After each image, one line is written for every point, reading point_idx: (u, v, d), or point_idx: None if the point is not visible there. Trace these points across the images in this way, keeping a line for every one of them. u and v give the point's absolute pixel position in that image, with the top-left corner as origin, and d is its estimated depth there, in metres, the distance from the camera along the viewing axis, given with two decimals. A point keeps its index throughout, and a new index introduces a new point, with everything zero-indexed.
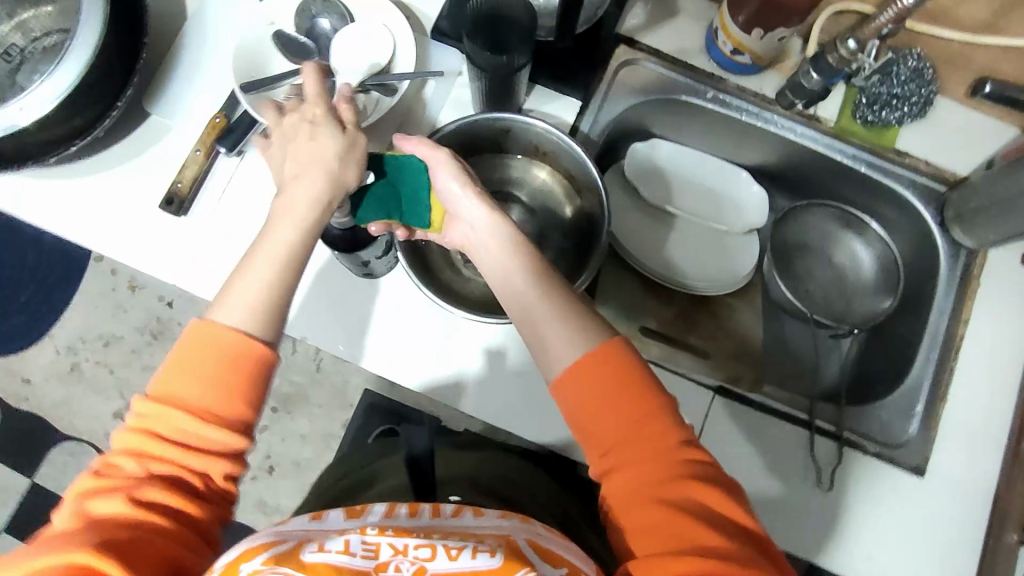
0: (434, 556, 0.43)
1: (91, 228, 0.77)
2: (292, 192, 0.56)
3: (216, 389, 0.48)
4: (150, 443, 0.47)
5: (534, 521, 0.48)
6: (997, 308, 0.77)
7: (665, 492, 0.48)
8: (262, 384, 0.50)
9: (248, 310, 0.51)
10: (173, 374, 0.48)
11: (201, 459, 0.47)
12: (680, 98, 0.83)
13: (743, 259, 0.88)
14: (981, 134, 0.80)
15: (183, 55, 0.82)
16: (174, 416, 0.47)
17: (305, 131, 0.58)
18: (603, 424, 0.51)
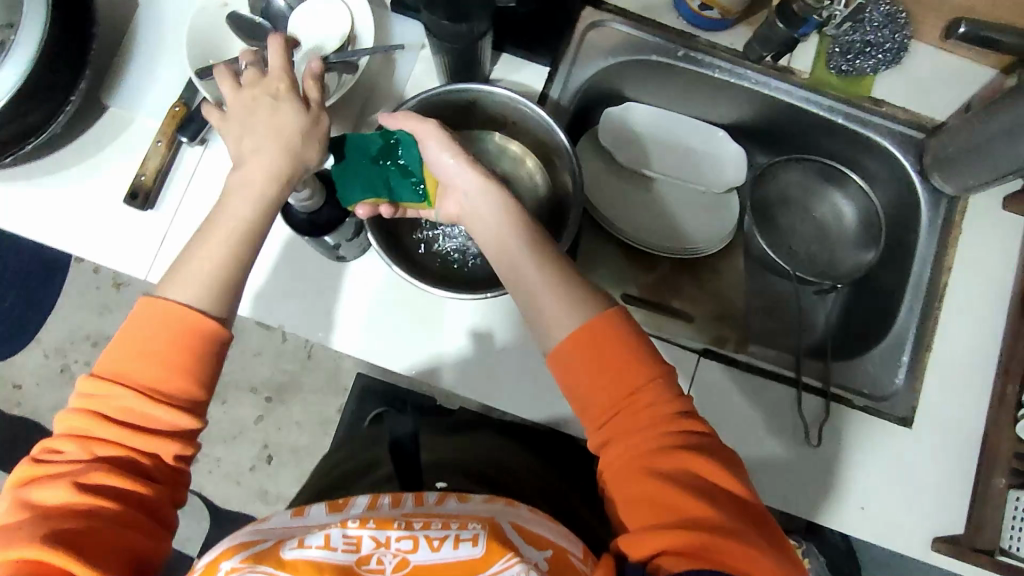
0: (416, 548, 0.42)
1: (55, 228, 0.73)
2: (251, 168, 0.54)
3: (161, 367, 0.47)
4: (95, 425, 0.46)
5: (518, 505, 0.47)
6: (978, 254, 0.77)
7: (658, 462, 0.47)
8: (212, 362, 0.49)
9: (197, 287, 0.50)
10: (119, 353, 0.47)
11: (148, 440, 0.46)
12: (651, 58, 0.80)
13: (724, 218, 0.87)
14: (954, 78, 0.80)
15: (136, 42, 0.78)
16: (118, 394, 0.46)
17: (265, 104, 0.55)
18: (597, 394, 0.50)
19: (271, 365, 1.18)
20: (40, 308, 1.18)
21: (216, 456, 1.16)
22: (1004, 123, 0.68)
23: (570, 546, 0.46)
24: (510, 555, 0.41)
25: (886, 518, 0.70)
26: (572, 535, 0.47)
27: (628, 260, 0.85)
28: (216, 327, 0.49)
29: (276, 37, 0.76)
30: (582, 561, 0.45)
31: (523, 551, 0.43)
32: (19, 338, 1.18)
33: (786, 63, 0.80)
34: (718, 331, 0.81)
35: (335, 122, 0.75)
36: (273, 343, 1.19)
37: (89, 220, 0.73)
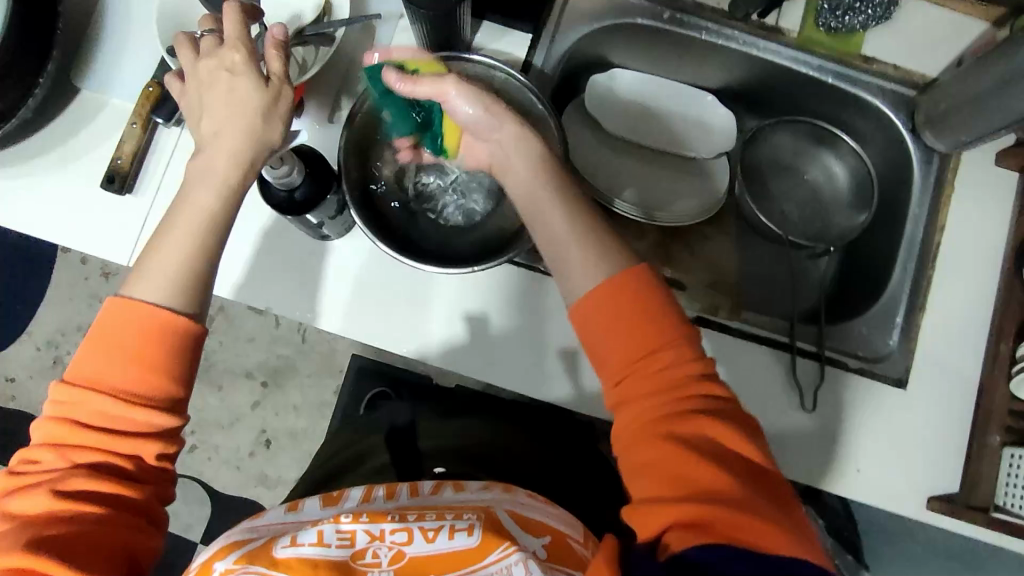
0: (411, 539, 0.43)
1: (33, 216, 0.71)
2: (215, 153, 0.52)
3: (131, 369, 0.45)
4: (69, 432, 0.45)
5: (516, 492, 0.49)
6: (971, 211, 0.76)
7: (672, 428, 0.45)
8: (187, 357, 0.48)
9: (164, 283, 0.48)
10: (88, 356, 0.46)
11: (127, 443, 0.45)
12: (636, 21, 0.78)
13: (714, 184, 0.85)
14: (944, 35, 0.78)
15: (107, 22, 0.76)
16: (91, 400, 0.45)
17: (221, 79, 0.52)
18: (612, 353, 0.48)
19: (265, 350, 1.17)
20: (28, 300, 1.17)
21: (214, 443, 1.16)
22: (995, 77, 0.67)
23: (570, 531, 0.47)
24: (505, 547, 0.42)
25: (883, 480, 0.70)
26: (573, 520, 0.49)
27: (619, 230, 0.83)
28: (190, 325, 0.48)
29: None
30: (582, 544, 0.47)
31: (520, 540, 0.44)
32: (9, 331, 1.17)
33: (774, 22, 0.78)
34: (711, 296, 0.79)
35: (315, 99, 0.73)
36: (266, 327, 1.18)
37: (69, 207, 0.72)
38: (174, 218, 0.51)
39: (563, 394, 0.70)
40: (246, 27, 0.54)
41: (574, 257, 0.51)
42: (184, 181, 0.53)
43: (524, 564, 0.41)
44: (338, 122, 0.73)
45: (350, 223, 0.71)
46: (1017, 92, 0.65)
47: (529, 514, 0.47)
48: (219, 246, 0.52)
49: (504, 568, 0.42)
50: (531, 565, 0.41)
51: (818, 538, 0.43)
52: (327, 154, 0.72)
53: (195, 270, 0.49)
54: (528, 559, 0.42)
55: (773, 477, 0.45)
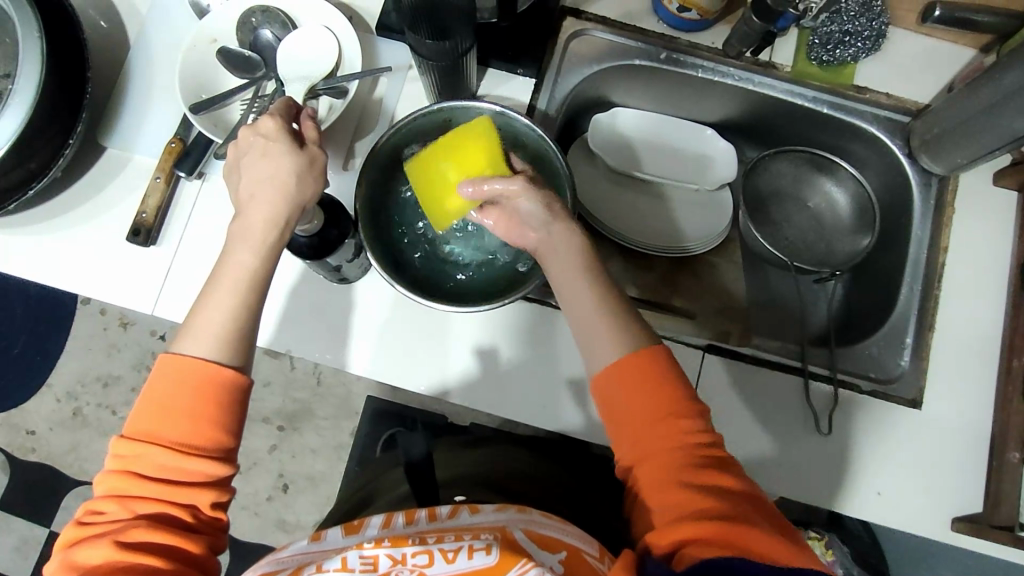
0: (431, 562, 0.44)
1: (62, 271, 0.74)
2: (252, 214, 0.53)
3: (184, 419, 0.47)
4: (129, 484, 0.46)
5: (530, 510, 0.50)
6: (974, 230, 0.78)
7: (687, 475, 0.48)
8: (237, 408, 0.49)
9: (212, 339, 0.50)
10: (148, 410, 0.47)
11: (186, 492, 0.47)
12: (635, 63, 0.81)
13: (717, 215, 0.88)
14: (935, 61, 0.80)
15: (128, 83, 0.79)
16: (150, 453, 0.46)
17: (256, 145, 0.54)
18: (629, 411, 0.51)
19: (282, 394, 1.18)
20: (48, 352, 1.19)
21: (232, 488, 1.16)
22: (987, 99, 0.69)
23: (586, 546, 0.49)
24: (528, 565, 0.44)
25: (901, 502, 0.70)
26: (585, 534, 0.51)
27: (628, 262, 0.86)
28: (242, 377, 0.49)
29: (266, 68, 0.76)
30: (598, 559, 0.49)
31: (536, 557, 0.45)
32: (30, 383, 1.19)
33: (767, 58, 0.80)
34: (721, 323, 0.81)
35: (329, 147, 0.76)
36: (281, 371, 1.19)
37: (97, 260, 0.75)
38: (219, 277, 0.53)
39: (579, 427, 0.71)
40: (289, 108, 0.57)
41: (597, 333, 0.54)
42: (223, 246, 0.55)
43: None
44: (352, 169, 0.76)
45: (368, 265, 0.73)
46: (1008, 115, 0.67)
47: (543, 530, 0.48)
48: (259, 305, 0.53)
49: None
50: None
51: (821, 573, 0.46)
52: (343, 199, 0.75)
53: (245, 324, 0.52)
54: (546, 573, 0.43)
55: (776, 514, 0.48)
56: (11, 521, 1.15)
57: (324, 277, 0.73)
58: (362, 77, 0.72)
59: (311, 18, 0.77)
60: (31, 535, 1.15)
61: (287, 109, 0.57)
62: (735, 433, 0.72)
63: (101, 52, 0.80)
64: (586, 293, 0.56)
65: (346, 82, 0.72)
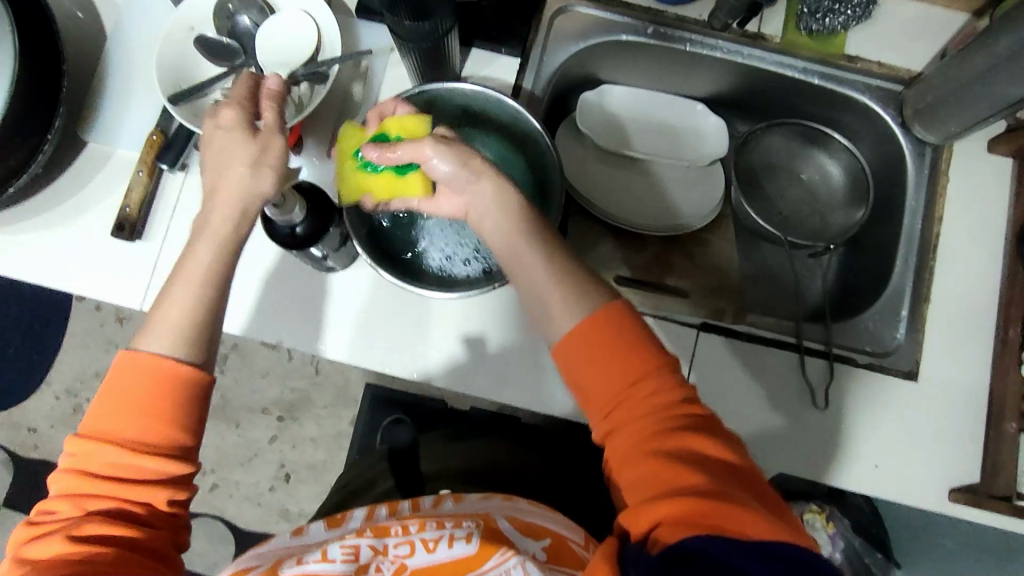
0: (412, 552, 0.47)
1: (49, 269, 0.74)
2: (214, 204, 0.52)
3: (136, 416, 0.47)
4: (82, 481, 0.46)
5: (517, 499, 0.52)
6: (968, 199, 0.77)
7: (663, 445, 0.45)
8: (192, 405, 0.49)
9: (172, 334, 0.49)
10: (100, 410, 0.47)
11: (138, 490, 0.46)
12: (622, 38, 0.79)
13: (710, 190, 0.86)
14: (927, 28, 0.79)
15: (108, 75, 0.78)
16: (103, 451, 0.46)
17: (213, 137, 0.52)
18: (599, 377, 0.47)
19: (280, 385, 1.18)
20: (45, 350, 1.19)
21: (234, 479, 1.17)
22: (979, 65, 0.67)
23: (571, 534, 0.50)
24: (506, 552, 0.45)
25: (899, 475, 0.70)
26: (572, 522, 0.52)
27: (618, 241, 0.85)
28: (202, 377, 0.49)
29: (245, 56, 0.75)
30: (583, 547, 0.49)
31: (519, 545, 0.48)
32: (29, 380, 1.19)
33: (755, 29, 0.79)
34: (715, 302, 0.80)
35: (313, 135, 0.76)
36: (279, 361, 1.19)
37: (82, 257, 0.74)
38: (176, 275, 0.51)
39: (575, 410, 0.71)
40: (250, 89, 0.54)
41: (555, 303, 0.50)
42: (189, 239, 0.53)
43: (522, 567, 0.45)
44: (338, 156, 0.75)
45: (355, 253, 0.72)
46: (1000, 80, 0.65)
47: (527, 518, 0.50)
48: (221, 302, 0.52)
49: (504, 571, 0.45)
50: (529, 566, 0.45)
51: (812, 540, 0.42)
52: (328, 187, 0.74)
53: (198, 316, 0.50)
54: (525, 561, 0.45)
55: (766, 489, 0.44)
56: (16, 518, 1.16)
57: (311, 265, 0.72)
58: (343, 60, 0.70)
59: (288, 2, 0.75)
60: None
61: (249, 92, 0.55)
62: (730, 410, 0.71)
63: (79, 44, 0.79)
64: (540, 264, 0.52)
65: (327, 67, 0.71)
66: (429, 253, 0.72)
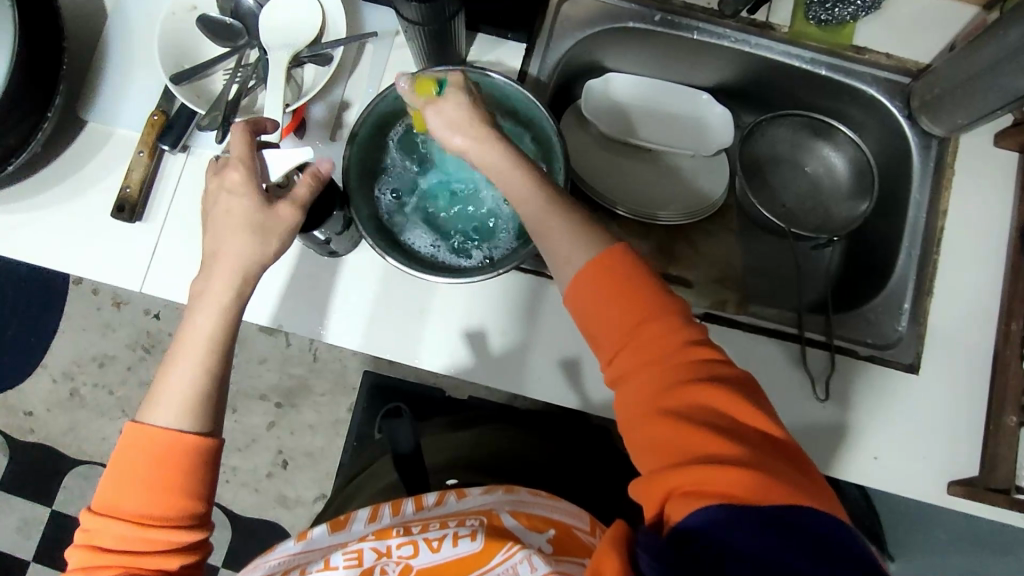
0: (416, 552, 0.49)
1: (46, 249, 0.73)
2: (218, 272, 0.53)
3: (145, 490, 0.47)
4: (94, 556, 0.46)
5: (520, 491, 0.55)
6: (973, 193, 0.76)
7: (670, 402, 0.45)
8: (203, 472, 0.49)
9: (178, 405, 0.50)
10: (109, 483, 0.47)
11: (150, 559, 0.47)
12: (629, 26, 0.79)
13: (713, 181, 0.86)
14: (936, 20, 0.78)
15: (108, 54, 0.77)
16: (113, 526, 0.46)
17: (222, 199, 0.54)
18: (606, 333, 0.48)
19: (278, 371, 1.18)
20: (42, 333, 1.18)
21: (231, 465, 1.17)
22: (989, 57, 0.67)
23: (576, 522, 0.53)
24: (513, 547, 0.48)
25: (899, 467, 0.70)
26: (578, 510, 0.54)
27: (622, 231, 0.84)
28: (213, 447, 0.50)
29: (248, 37, 0.73)
30: (589, 533, 0.52)
31: (525, 539, 0.49)
32: (25, 364, 1.18)
33: (763, 18, 0.78)
34: (720, 291, 0.81)
35: (316, 118, 0.75)
36: (277, 348, 1.18)
37: (81, 238, 0.73)
38: (179, 349, 0.52)
39: (577, 399, 0.71)
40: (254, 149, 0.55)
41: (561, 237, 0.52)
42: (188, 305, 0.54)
43: (529, 561, 0.46)
44: (341, 139, 0.75)
45: (357, 239, 0.72)
46: (1009, 72, 0.65)
47: (533, 511, 0.52)
48: (226, 368, 0.53)
49: (510, 566, 0.47)
50: (535, 560, 0.46)
51: (826, 490, 0.42)
52: (331, 171, 0.74)
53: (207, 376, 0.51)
54: (531, 555, 0.47)
55: (781, 443, 0.44)
56: (12, 501, 1.16)
57: (314, 250, 0.72)
58: (347, 42, 0.72)
59: None
60: (32, 515, 1.15)
61: (248, 149, 0.55)
62: None
63: (78, 22, 0.78)
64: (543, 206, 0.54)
65: (331, 49, 0.71)
66: (416, 238, 0.70)
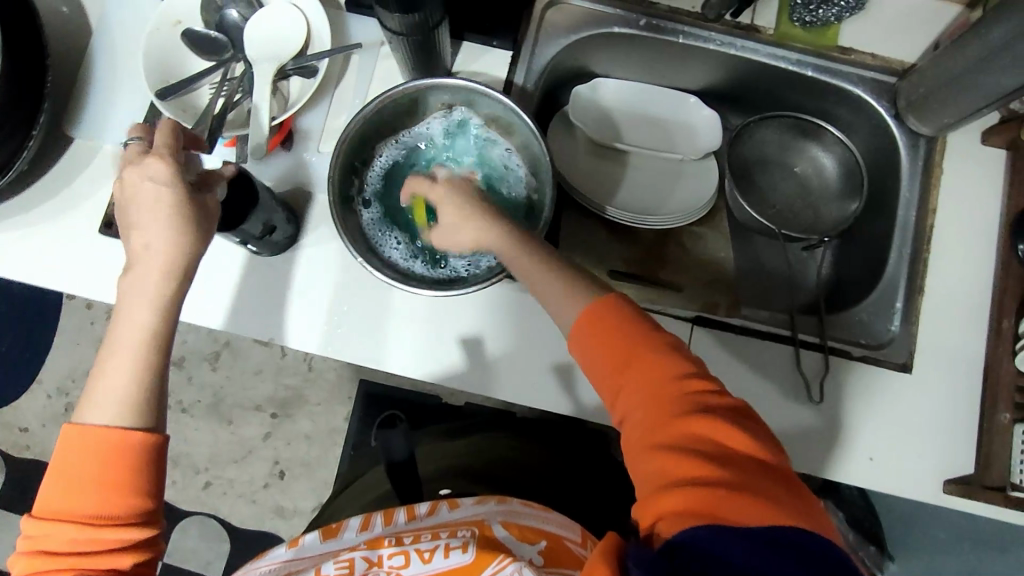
0: (407, 563, 0.49)
1: (33, 266, 0.73)
2: (146, 269, 0.50)
3: (92, 491, 0.46)
4: (43, 561, 0.45)
5: (511, 500, 0.55)
6: (962, 191, 0.76)
7: (669, 428, 0.45)
8: (152, 470, 0.48)
9: (118, 406, 0.48)
10: (56, 487, 0.46)
11: (102, 562, 0.46)
12: (614, 31, 0.79)
13: (701, 184, 0.86)
14: (921, 19, 0.79)
15: (93, 70, 0.77)
16: (62, 530, 0.45)
17: (144, 191, 0.49)
18: (605, 361, 0.49)
19: (273, 382, 1.17)
20: (36, 349, 1.18)
21: (228, 477, 1.16)
22: (974, 55, 0.67)
23: (566, 533, 0.53)
24: (503, 558, 0.48)
25: (895, 467, 0.70)
26: (570, 521, 0.54)
27: (612, 236, 0.85)
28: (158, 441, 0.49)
29: (233, 50, 0.74)
30: (580, 544, 0.52)
31: (517, 551, 0.50)
32: (19, 380, 1.17)
33: (748, 21, 0.78)
34: (709, 294, 0.80)
35: (303, 130, 0.75)
36: (272, 358, 1.18)
37: (70, 255, 0.73)
38: (114, 340, 0.50)
39: (571, 405, 0.71)
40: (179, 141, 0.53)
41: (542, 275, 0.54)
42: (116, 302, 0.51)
43: (519, 572, 0.47)
44: (328, 151, 0.75)
45: (294, 235, 0.72)
46: (995, 70, 0.65)
47: (523, 521, 0.53)
48: (164, 365, 0.51)
49: None
50: (525, 571, 0.47)
51: (822, 515, 0.41)
52: (320, 184, 0.74)
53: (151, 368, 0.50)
54: (521, 567, 0.47)
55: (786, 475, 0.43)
56: (7, 519, 1.15)
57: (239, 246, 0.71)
58: (332, 54, 0.71)
59: None
60: None
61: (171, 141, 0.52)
62: None
63: (64, 39, 0.78)
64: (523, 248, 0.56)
65: (316, 61, 0.71)
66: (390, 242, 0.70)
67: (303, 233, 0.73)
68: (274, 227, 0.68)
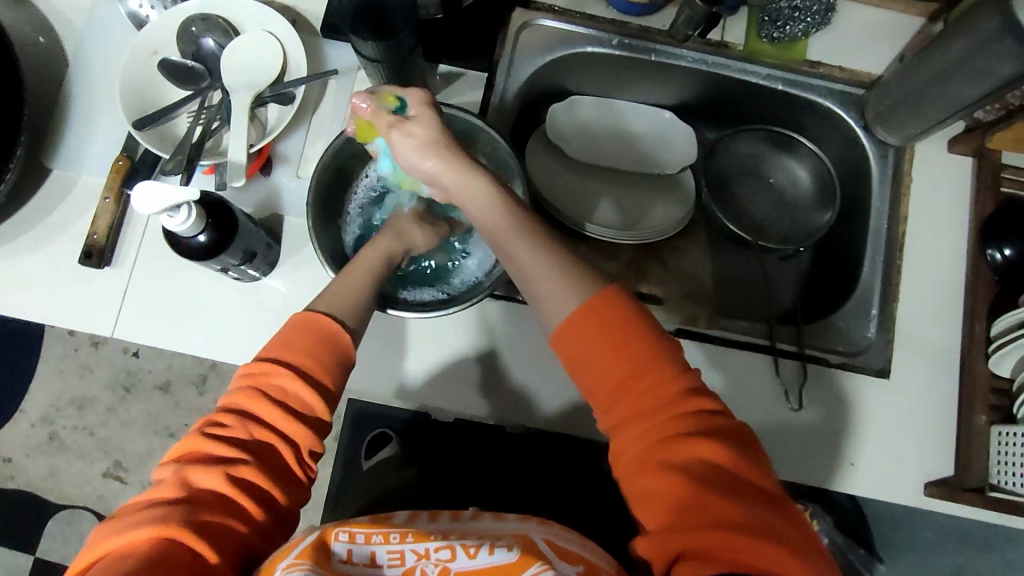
0: (454, 557, 0.45)
1: (14, 297, 0.72)
2: (367, 263, 0.61)
3: (301, 358, 0.51)
4: (249, 405, 0.49)
5: (552, 523, 0.49)
6: (931, 198, 0.78)
7: (672, 454, 0.45)
8: (342, 369, 0.52)
9: (349, 306, 0.57)
10: (289, 354, 0.51)
11: (290, 432, 0.49)
12: (587, 50, 0.80)
13: (678, 197, 0.88)
14: (884, 32, 0.81)
15: (71, 100, 0.77)
16: (270, 381, 0.50)
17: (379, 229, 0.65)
18: (602, 379, 0.48)
19: None
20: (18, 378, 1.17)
21: None
22: (935, 68, 0.69)
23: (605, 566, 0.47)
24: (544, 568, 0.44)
25: (876, 471, 0.71)
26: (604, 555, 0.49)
27: (593, 252, 0.84)
28: (306, 430, 0.50)
29: (211, 78, 0.74)
30: None
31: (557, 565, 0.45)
32: None
33: (718, 38, 0.80)
34: (688, 307, 0.81)
35: (282, 156, 0.75)
36: None
37: (51, 285, 0.73)
38: (328, 299, 0.57)
39: (555, 421, 0.71)
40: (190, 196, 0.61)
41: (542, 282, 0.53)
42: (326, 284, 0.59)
43: None
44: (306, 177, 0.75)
45: (275, 260, 0.73)
46: (955, 83, 0.67)
47: (565, 543, 0.47)
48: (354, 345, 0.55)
49: None
50: None
51: (817, 546, 0.43)
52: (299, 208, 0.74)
53: (340, 341, 0.53)
54: None
55: (780, 500, 0.45)
56: None
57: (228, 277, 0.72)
58: (308, 81, 0.71)
59: (253, 24, 0.75)
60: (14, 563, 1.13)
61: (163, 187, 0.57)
62: None
63: (41, 70, 0.78)
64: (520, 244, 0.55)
65: (293, 88, 0.72)
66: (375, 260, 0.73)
67: (284, 257, 0.73)
68: (256, 255, 0.69)
